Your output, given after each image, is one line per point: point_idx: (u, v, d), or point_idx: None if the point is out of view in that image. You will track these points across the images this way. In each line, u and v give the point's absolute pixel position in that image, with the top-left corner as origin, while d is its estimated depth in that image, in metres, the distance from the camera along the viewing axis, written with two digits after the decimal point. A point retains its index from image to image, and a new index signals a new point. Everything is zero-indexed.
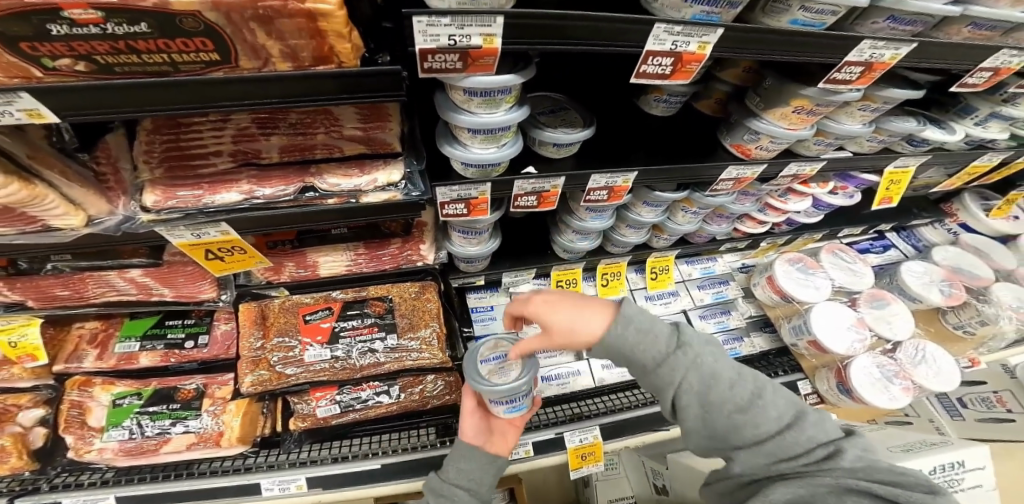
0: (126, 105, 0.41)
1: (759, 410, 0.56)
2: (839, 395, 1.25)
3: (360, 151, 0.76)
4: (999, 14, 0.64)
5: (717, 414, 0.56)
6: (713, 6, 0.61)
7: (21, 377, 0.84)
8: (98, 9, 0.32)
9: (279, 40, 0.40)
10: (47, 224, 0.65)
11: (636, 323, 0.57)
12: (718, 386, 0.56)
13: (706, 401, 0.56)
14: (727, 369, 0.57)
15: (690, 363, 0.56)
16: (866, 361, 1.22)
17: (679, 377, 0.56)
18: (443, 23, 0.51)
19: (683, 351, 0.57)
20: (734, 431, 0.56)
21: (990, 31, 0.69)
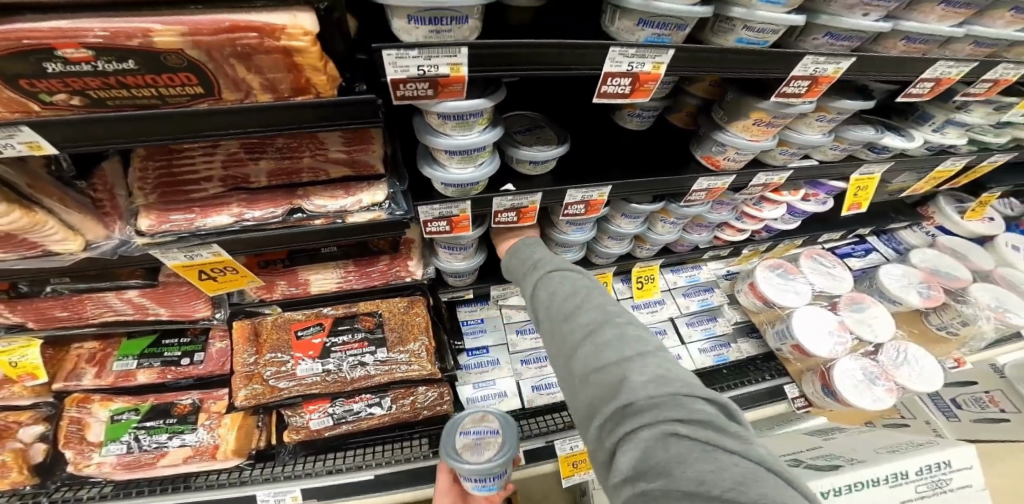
0: (115, 137, 0.46)
1: (579, 323, 0.56)
2: (824, 398, 1.27)
3: (345, 174, 0.81)
4: (929, 29, 0.72)
5: (550, 325, 0.62)
6: (663, 28, 0.65)
7: (21, 396, 0.88)
8: (89, 48, 0.37)
9: (258, 74, 0.45)
10: (48, 249, 0.69)
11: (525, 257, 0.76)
12: (554, 296, 0.64)
13: (547, 314, 0.63)
14: (570, 287, 0.63)
15: (539, 281, 0.69)
16: (849, 363, 1.25)
17: (533, 292, 0.69)
18: (411, 55, 0.56)
19: (542, 270, 0.71)
20: (558, 340, 0.58)
21: (922, 44, 0.75)
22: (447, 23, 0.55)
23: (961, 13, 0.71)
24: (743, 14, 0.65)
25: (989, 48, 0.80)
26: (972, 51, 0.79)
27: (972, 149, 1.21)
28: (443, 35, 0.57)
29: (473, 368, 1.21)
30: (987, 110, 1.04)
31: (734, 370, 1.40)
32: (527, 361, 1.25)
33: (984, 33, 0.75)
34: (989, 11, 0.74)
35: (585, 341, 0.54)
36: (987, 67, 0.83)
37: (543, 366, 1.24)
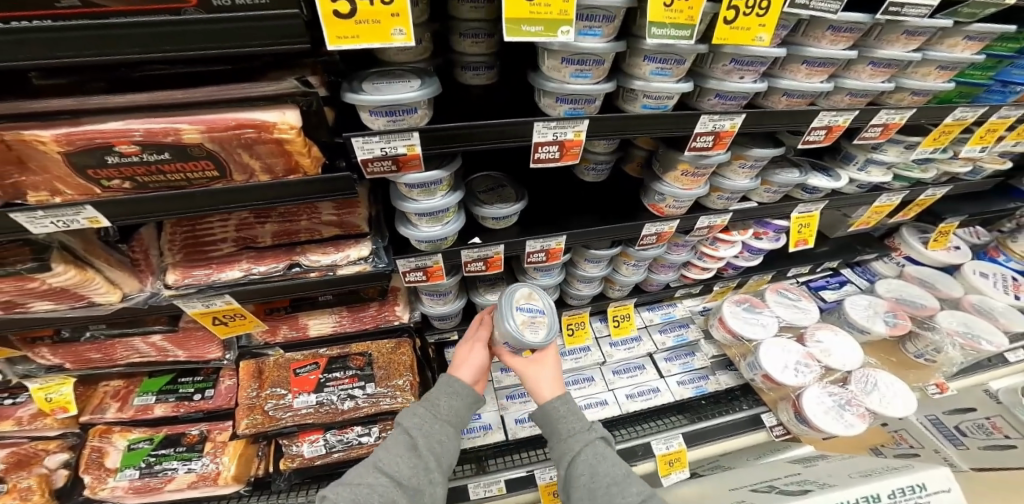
0: (152, 210, 0.67)
1: (627, 485, 0.72)
2: (799, 425, 1.29)
3: (336, 233, 0.98)
4: (801, 85, 0.84)
5: (598, 482, 0.73)
6: (576, 104, 0.82)
7: (51, 427, 1.04)
8: (136, 144, 0.59)
9: (259, 160, 0.66)
10: (92, 300, 0.85)
11: (566, 404, 0.82)
12: (604, 463, 0.75)
13: (594, 475, 0.73)
14: (613, 454, 0.77)
15: (588, 439, 0.78)
16: (816, 391, 1.27)
17: (579, 446, 0.77)
18: (375, 140, 0.73)
19: (590, 431, 0.80)
20: (606, 498, 0.71)
21: (801, 99, 0.88)
22: (400, 114, 0.73)
23: (824, 72, 0.83)
24: (642, 85, 0.80)
25: (865, 98, 0.93)
26: (850, 101, 0.92)
27: (903, 184, 1.34)
28: (398, 122, 0.75)
29: None
30: (899, 149, 1.17)
31: (713, 401, 1.46)
32: (513, 396, 1.34)
33: (854, 86, 0.88)
34: (851, 66, 0.87)
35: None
36: (871, 114, 0.96)
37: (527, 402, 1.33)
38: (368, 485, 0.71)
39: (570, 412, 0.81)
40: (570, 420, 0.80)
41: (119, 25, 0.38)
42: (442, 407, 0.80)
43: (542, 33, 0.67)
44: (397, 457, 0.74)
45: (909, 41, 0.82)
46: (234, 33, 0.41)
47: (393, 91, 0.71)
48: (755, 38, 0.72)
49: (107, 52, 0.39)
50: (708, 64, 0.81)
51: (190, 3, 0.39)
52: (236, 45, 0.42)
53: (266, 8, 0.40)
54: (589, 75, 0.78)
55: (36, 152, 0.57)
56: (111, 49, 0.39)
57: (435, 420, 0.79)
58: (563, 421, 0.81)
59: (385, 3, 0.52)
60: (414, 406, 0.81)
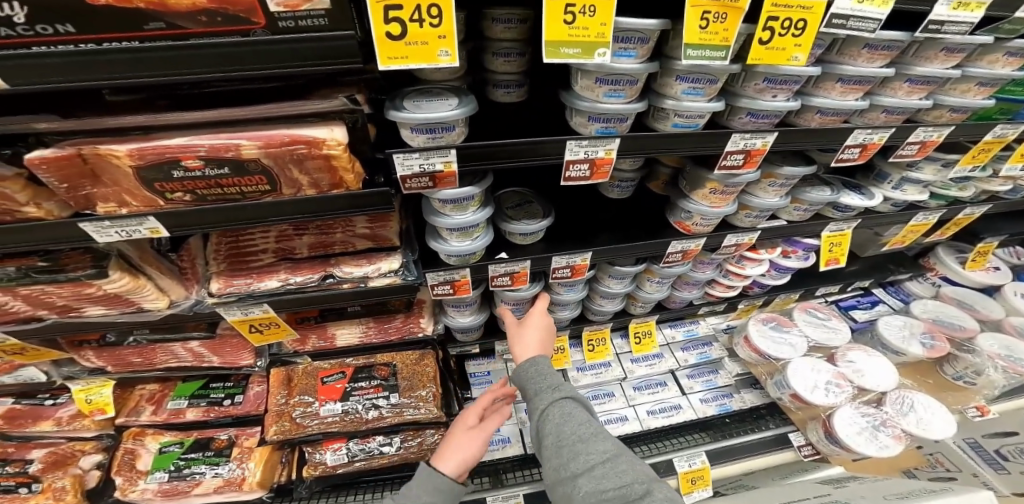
0: (208, 222, 0.72)
1: (595, 444, 0.69)
2: (829, 445, 1.25)
3: (369, 246, 1.00)
4: (835, 103, 0.84)
5: (565, 442, 0.70)
6: (608, 123, 0.84)
7: (88, 428, 1.09)
8: (200, 159, 0.64)
9: (308, 175, 0.70)
10: (141, 306, 0.89)
11: (536, 364, 0.80)
12: (571, 422, 0.72)
13: (559, 432, 0.71)
14: (582, 411, 0.74)
15: (554, 398, 0.75)
16: (849, 411, 1.24)
17: (545, 404, 0.75)
18: (414, 157, 0.76)
19: (556, 389, 0.76)
20: (572, 455, 0.69)
21: (835, 116, 0.88)
22: (439, 131, 0.75)
23: (858, 89, 0.84)
24: (672, 104, 0.81)
25: (902, 115, 0.92)
26: (886, 118, 0.91)
27: (940, 202, 1.31)
28: (437, 140, 0.77)
29: None
30: (936, 167, 1.16)
31: (737, 420, 1.43)
32: None
33: (890, 102, 0.87)
34: (888, 83, 0.87)
35: (603, 463, 0.67)
36: (907, 131, 0.95)
37: None
38: None
39: (537, 373, 0.79)
40: (536, 380, 0.78)
41: (195, 45, 0.42)
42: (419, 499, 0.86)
43: (580, 55, 0.69)
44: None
45: (948, 58, 0.82)
46: (295, 52, 0.44)
47: (433, 109, 0.73)
48: (791, 58, 0.72)
49: (183, 71, 0.43)
50: (742, 82, 0.82)
51: (258, 23, 0.42)
52: (296, 64, 0.45)
53: (326, 29, 0.43)
54: (622, 94, 0.79)
55: (110, 165, 0.63)
56: (185, 68, 0.43)
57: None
58: (532, 381, 0.79)
59: (434, 26, 0.56)
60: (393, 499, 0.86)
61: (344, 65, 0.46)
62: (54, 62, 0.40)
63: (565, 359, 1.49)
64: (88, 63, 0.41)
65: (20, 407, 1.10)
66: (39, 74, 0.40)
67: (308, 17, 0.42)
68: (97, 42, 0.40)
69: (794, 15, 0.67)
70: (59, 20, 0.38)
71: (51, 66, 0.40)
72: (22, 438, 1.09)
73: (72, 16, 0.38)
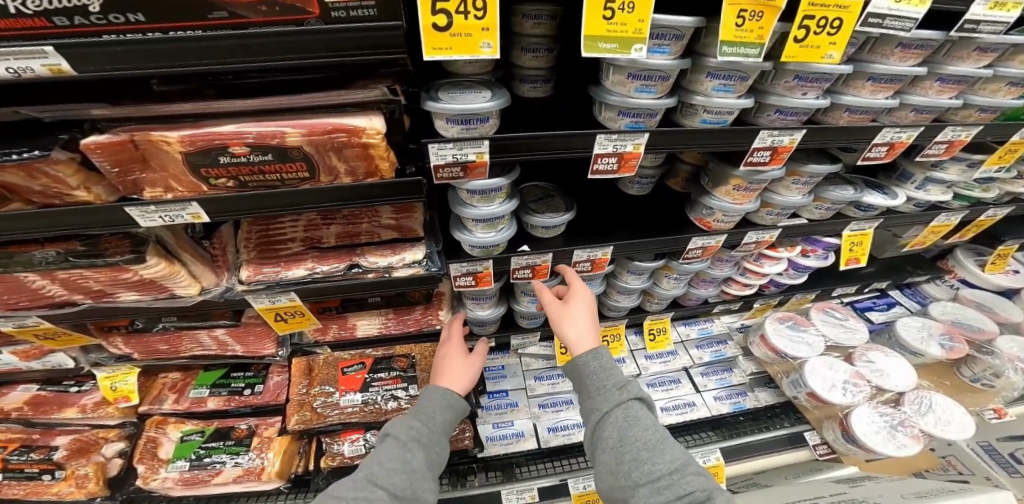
0: (246, 209, 0.74)
1: (659, 453, 0.69)
2: (846, 444, 1.26)
3: (394, 237, 1.02)
4: (865, 101, 0.85)
5: (628, 447, 0.70)
6: (637, 117, 0.84)
7: (112, 415, 1.12)
8: (246, 145, 0.66)
9: (346, 163, 0.72)
10: (174, 292, 0.92)
11: (599, 360, 0.79)
12: (637, 428, 0.72)
13: (622, 437, 0.71)
14: (648, 417, 0.73)
15: (620, 400, 0.75)
16: (866, 411, 1.24)
17: (608, 406, 0.75)
18: (448, 147, 0.77)
19: (623, 391, 0.76)
20: (635, 463, 0.69)
21: (863, 115, 0.88)
22: (473, 123, 0.77)
23: (889, 88, 0.84)
24: (703, 100, 0.82)
25: (930, 114, 0.93)
26: (914, 117, 0.92)
27: (963, 203, 1.31)
28: (471, 131, 0.78)
29: (493, 410, 1.33)
30: (960, 167, 1.17)
31: (751, 418, 1.43)
32: (544, 405, 1.36)
33: (920, 101, 0.88)
34: (918, 82, 0.88)
35: (667, 474, 0.67)
36: (936, 130, 0.95)
37: (560, 410, 1.34)
38: (364, 498, 0.70)
39: (601, 369, 0.78)
40: (601, 378, 0.77)
41: (254, 35, 0.43)
42: (436, 418, 0.84)
43: (616, 50, 0.69)
44: (390, 469, 0.75)
45: (981, 57, 0.83)
46: (348, 43, 0.45)
47: (468, 101, 0.74)
48: (825, 56, 0.73)
49: (242, 59, 0.45)
50: (772, 80, 0.83)
51: (313, 13, 0.43)
52: (346, 53, 0.46)
53: (375, 20, 0.44)
54: (653, 90, 0.80)
55: (160, 150, 0.65)
56: (245, 56, 0.45)
57: (432, 432, 0.83)
58: (594, 377, 0.78)
59: (478, 18, 0.57)
60: (407, 419, 0.83)
61: (390, 55, 0.46)
62: (120, 50, 0.42)
63: None
64: (155, 52, 0.42)
65: (45, 394, 1.13)
66: (111, 61, 0.42)
67: (360, 7, 0.42)
68: (164, 31, 0.42)
69: (831, 14, 0.68)
70: (131, 9, 0.40)
71: (122, 54, 0.42)
72: (46, 424, 1.11)
73: (144, 5, 0.40)
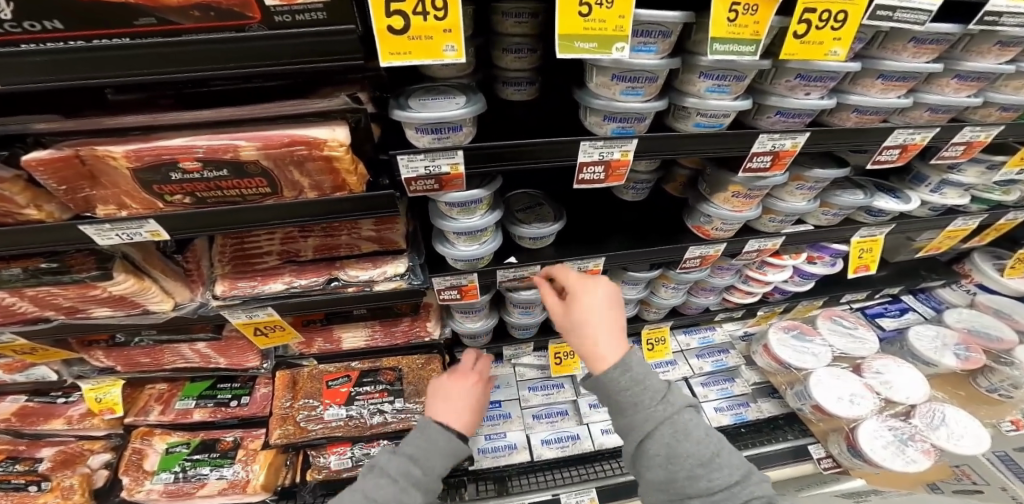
0: (203, 226, 0.67)
1: (715, 466, 0.60)
2: (852, 459, 1.18)
3: (374, 249, 0.96)
4: (874, 101, 0.78)
5: (679, 466, 0.60)
6: (625, 122, 0.76)
7: (97, 427, 1.08)
8: (199, 160, 0.59)
9: (309, 177, 0.65)
10: (146, 308, 0.87)
11: (631, 371, 0.63)
12: (688, 443, 0.60)
13: (672, 456, 0.60)
14: (696, 426, 0.62)
15: (664, 415, 0.61)
16: (874, 424, 1.17)
17: (651, 426, 0.61)
18: (419, 158, 0.71)
19: (665, 403, 0.62)
20: (689, 480, 0.60)
21: (873, 116, 0.81)
22: (445, 131, 0.69)
23: (901, 86, 0.77)
24: (695, 103, 0.75)
25: (947, 114, 0.86)
26: (929, 117, 0.85)
27: (982, 207, 1.23)
28: (443, 140, 0.71)
29: (485, 421, 1.28)
30: (979, 170, 1.09)
31: (753, 430, 1.36)
32: (539, 416, 1.31)
33: (935, 100, 0.81)
34: (933, 79, 0.80)
35: (725, 487, 0.59)
36: (952, 131, 0.89)
37: (555, 421, 1.30)
38: None
39: (636, 383, 0.63)
40: (637, 393, 0.62)
41: (189, 43, 0.36)
42: (435, 464, 0.74)
43: (595, 50, 0.61)
44: None
45: (1002, 52, 0.75)
46: (291, 51, 0.38)
47: (440, 108, 0.68)
48: (828, 53, 0.66)
49: (173, 70, 0.38)
50: (771, 79, 0.75)
51: (254, 18, 0.36)
52: (292, 62, 0.39)
53: (324, 24, 0.37)
54: (641, 93, 0.71)
55: (108, 167, 0.58)
56: (176, 66, 0.37)
57: (428, 479, 0.73)
58: (625, 391, 0.62)
59: (438, 18, 0.48)
60: (410, 458, 0.73)
61: (343, 62, 0.40)
62: (35, 61, 0.35)
63: (573, 365, 1.39)
64: (73, 63, 0.36)
65: (32, 405, 1.09)
66: (14, 73, 0.35)
67: (306, 10, 0.36)
68: (86, 39, 0.35)
69: (834, 6, 0.61)
70: (47, 16, 0.33)
71: (42, 65, 0.35)
72: (34, 435, 1.07)
73: (62, 12, 0.33)
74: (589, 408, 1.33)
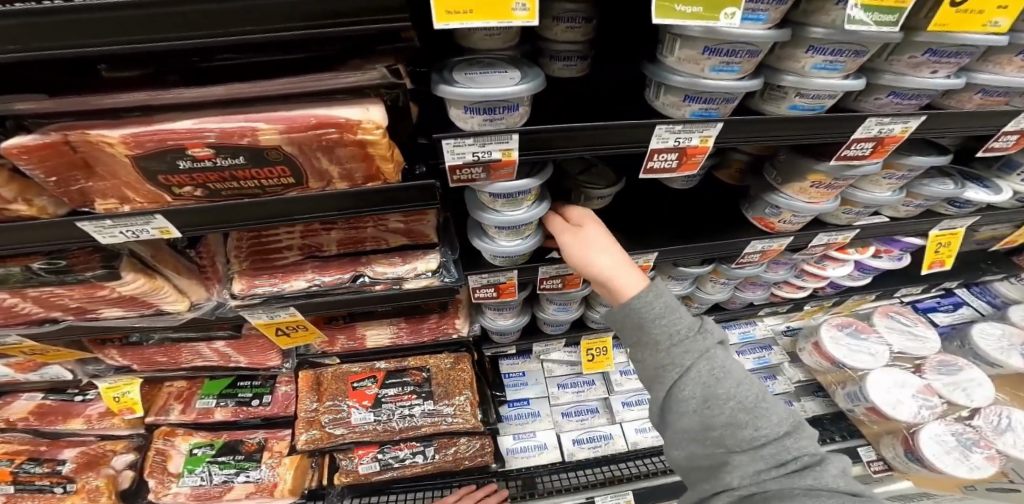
0: (208, 223, 0.51)
1: (762, 412, 0.46)
2: (909, 464, 0.98)
3: (402, 242, 0.81)
4: (1007, 82, 0.61)
5: (717, 411, 0.46)
6: (711, 103, 0.56)
7: (119, 426, 0.96)
8: (209, 146, 0.43)
9: (339, 165, 0.49)
10: (160, 308, 0.75)
11: (662, 296, 0.51)
12: (730, 379, 0.47)
13: (709, 396, 0.47)
14: (739, 366, 0.49)
15: (703, 349, 0.49)
16: (939, 427, 0.95)
17: (687, 359, 0.48)
18: (467, 143, 0.55)
19: (703, 335, 0.50)
20: (729, 428, 0.46)
21: (1002, 96, 0.64)
22: (499, 112, 0.54)
23: None
24: (795, 82, 0.54)
25: None
26: None
27: None
28: (495, 122, 0.55)
29: (514, 419, 1.17)
30: None
31: None
32: (569, 414, 1.20)
33: None
34: None
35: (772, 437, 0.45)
36: None
37: (585, 420, 1.19)
38: None
39: (669, 310, 0.51)
40: (670, 322, 0.50)
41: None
42: None
43: (700, 15, 0.45)
44: None
45: None
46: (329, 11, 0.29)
47: (491, 83, 0.52)
48: (989, 23, 0.50)
49: (179, 35, 0.28)
50: (886, 55, 0.56)
51: None
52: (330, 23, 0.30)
53: None
54: (737, 69, 0.52)
55: (105, 154, 0.43)
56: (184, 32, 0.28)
57: None
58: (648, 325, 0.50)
59: None
60: None
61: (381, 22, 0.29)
62: (13, 24, 0.26)
63: (607, 362, 1.23)
64: (57, 29, 0.27)
65: (49, 403, 0.96)
66: None
67: None
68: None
69: None
70: None
71: (18, 29, 0.26)
72: (54, 434, 0.95)
73: None
74: (621, 406, 1.21)
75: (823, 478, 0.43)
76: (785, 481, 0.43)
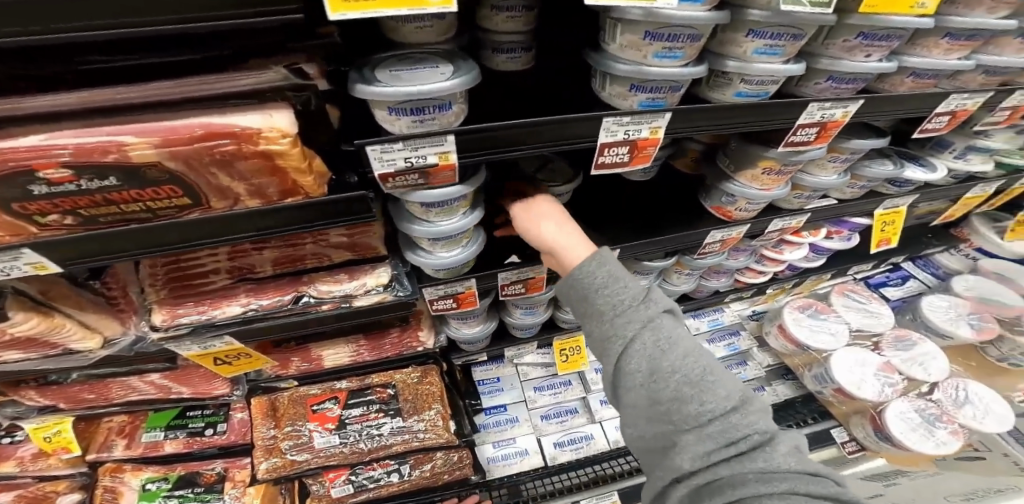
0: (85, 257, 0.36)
1: (709, 386, 0.41)
2: (880, 443, 0.99)
3: (347, 257, 0.64)
4: (934, 64, 0.60)
5: (663, 385, 0.42)
6: (656, 91, 0.52)
7: (57, 466, 0.75)
8: (68, 165, 0.29)
9: (244, 180, 0.35)
10: (71, 346, 0.55)
11: (609, 265, 0.47)
12: (675, 350, 0.42)
13: (653, 370, 0.42)
14: (688, 337, 0.44)
15: (647, 318, 0.44)
16: (903, 405, 0.97)
17: (630, 330, 0.44)
18: (397, 148, 0.47)
19: (649, 303, 0.45)
20: (674, 403, 0.41)
21: (931, 79, 0.64)
22: (429, 111, 0.47)
23: (966, 46, 0.59)
24: (737, 67, 0.51)
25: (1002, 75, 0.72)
26: (984, 80, 0.71)
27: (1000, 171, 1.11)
28: (427, 123, 0.48)
29: (492, 427, 1.07)
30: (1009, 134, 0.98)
31: None
32: (548, 416, 1.11)
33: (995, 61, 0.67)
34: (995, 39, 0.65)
35: (718, 414, 0.40)
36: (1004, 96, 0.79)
37: (565, 420, 1.10)
38: None
39: (613, 279, 0.46)
40: (615, 291, 0.46)
41: None
42: None
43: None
44: None
45: None
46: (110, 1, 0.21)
47: (417, 78, 0.44)
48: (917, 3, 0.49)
49: None
50: (821, 38, 0.54)
51: None
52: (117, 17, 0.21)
53: None
54: (680, 55, 0.48)
55: None
56: None
57: None
58: (595, 296, 0.47)
59: None
60: None
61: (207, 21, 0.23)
62: None
63: (582, 360, 1.14)
64: None
65: None
66: None
67: None
68: None
69: None
70: None
71: None
72: None
73: None
74: (600, 404, 1.12)
75: (769, 458, 0.38)
76: (733, 464, 0.39)
